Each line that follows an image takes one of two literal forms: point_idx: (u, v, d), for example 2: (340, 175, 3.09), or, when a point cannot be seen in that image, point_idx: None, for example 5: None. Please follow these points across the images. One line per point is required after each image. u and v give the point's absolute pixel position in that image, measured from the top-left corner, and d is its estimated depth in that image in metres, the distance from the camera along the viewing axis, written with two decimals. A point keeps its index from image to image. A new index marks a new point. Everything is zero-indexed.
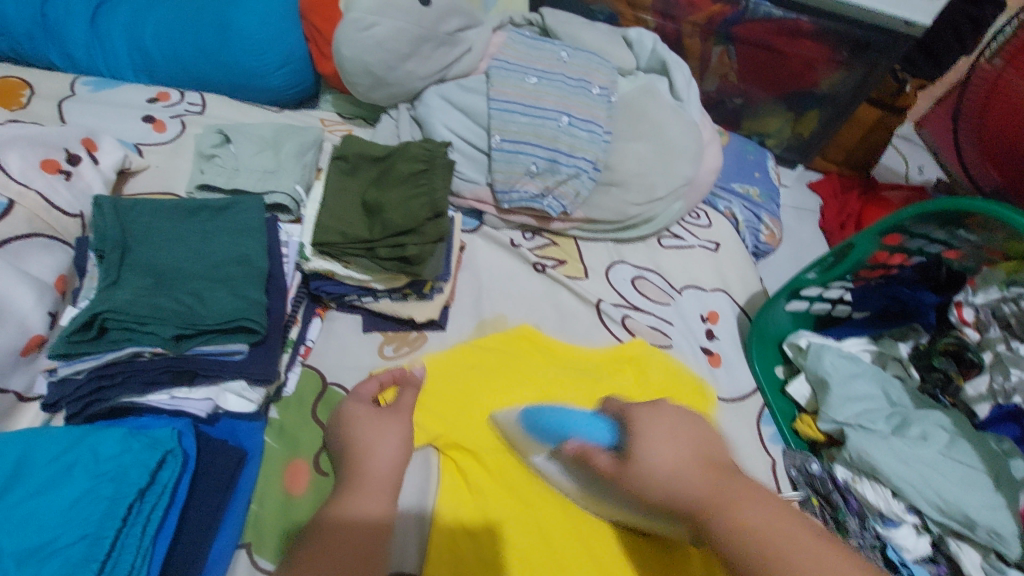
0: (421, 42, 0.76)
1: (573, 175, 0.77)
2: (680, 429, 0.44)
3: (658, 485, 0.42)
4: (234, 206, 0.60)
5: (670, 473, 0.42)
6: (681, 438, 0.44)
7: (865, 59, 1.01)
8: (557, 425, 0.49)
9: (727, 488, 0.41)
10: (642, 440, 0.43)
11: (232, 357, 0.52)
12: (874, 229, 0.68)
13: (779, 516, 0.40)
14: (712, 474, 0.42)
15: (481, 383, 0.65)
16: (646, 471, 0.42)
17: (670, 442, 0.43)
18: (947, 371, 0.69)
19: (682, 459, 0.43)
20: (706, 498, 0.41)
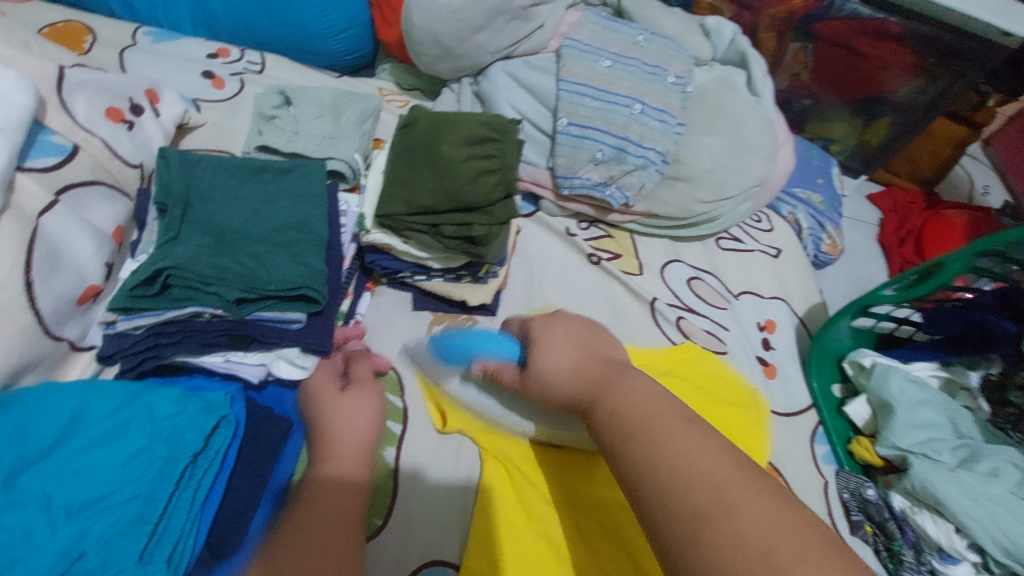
0: (495, 14, 0.73)
1: (640, 166, 0.73)
2: (576, 337, 0.45)
3: (548, 384, 0.43)
4: (296, 170, 0.59)
5: (558, 362, 0.44)
6: (580, 344, 0.45)
7: (951, 67, 0.93)
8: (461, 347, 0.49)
9: (621, 385, 0.40)
10: (540, 341, 0.45)
11: (290, 325, 0.51)
12: (971, 247, 0.65)
13: (680, 419, 0.36)
14: (597, 369, 0.42)
15: None
16: (540, 374, 0.44)
17: (563, 348, 0.44)
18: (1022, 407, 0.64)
19: (570, 360, 0.43)
20: (598, 383, 0.41)
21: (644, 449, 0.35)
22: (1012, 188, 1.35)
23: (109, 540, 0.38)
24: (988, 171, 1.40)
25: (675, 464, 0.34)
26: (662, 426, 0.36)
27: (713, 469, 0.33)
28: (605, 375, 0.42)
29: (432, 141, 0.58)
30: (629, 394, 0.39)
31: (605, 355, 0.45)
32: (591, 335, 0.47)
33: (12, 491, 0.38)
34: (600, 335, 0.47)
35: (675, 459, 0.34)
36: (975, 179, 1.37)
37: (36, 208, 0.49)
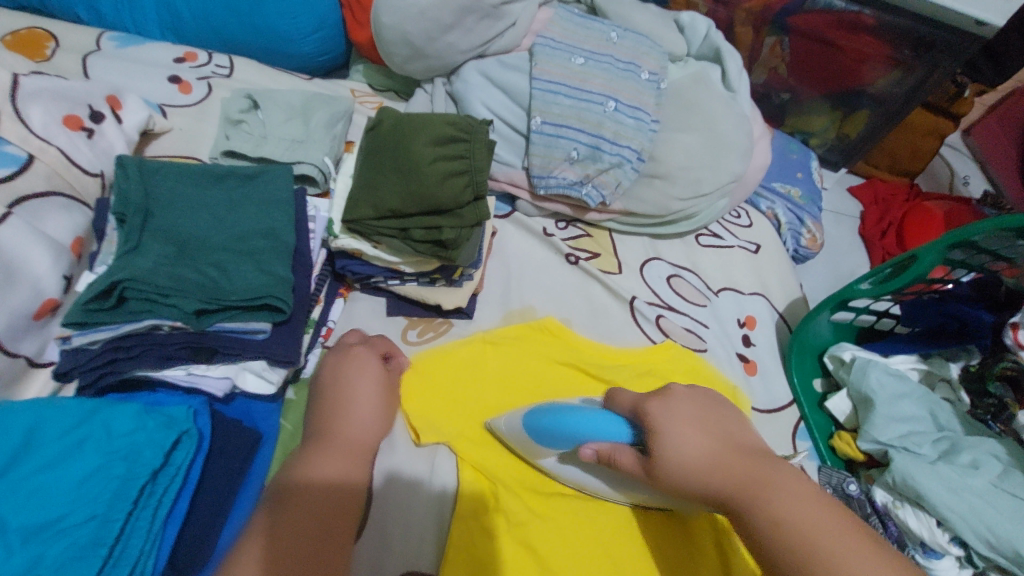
0: (465, 12, 0.72)
1: (615, 164, 0.72)
2: (706, 419, 0.46)
3: (687, 476, 0.44)
4: (262, 175, 0.57)
5: (698, 453, 0.44)
6: (705, 427, 0.46)
7: (927, 58, 0.93)
8: (559, 425, 0.47)
9: (760, 471, 0.44)
10: (664, 428, 0.45)
11: (254, 336, 0.49)
12: (941, 242, 0.63)
13: (825, 509, 0.42)
14: (746, 463, 0.44)
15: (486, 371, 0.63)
16: (673, 466, 0.43)
17: (696, 433, 0.45)
18: (1002, 398, 0.64)
19: (706, 449, 0.44)
20: (745, 481, 0.43)
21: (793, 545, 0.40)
22: (991, 178, 1.36)
23: (63, 565, 0.37)
24: (968, 161, 1.41)
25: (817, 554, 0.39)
26: (802, 518, 0.41)
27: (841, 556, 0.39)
28: (751, 467, 0.44)
29: (398, 145, 0.57)
30: (782, 491, 0.43)
31: (737, 438, 0.47)
32: (714, 409, 0.48)
33: None
34: (720, 410, 0.48)
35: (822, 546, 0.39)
36: (954, 169, 1.38)
37: None
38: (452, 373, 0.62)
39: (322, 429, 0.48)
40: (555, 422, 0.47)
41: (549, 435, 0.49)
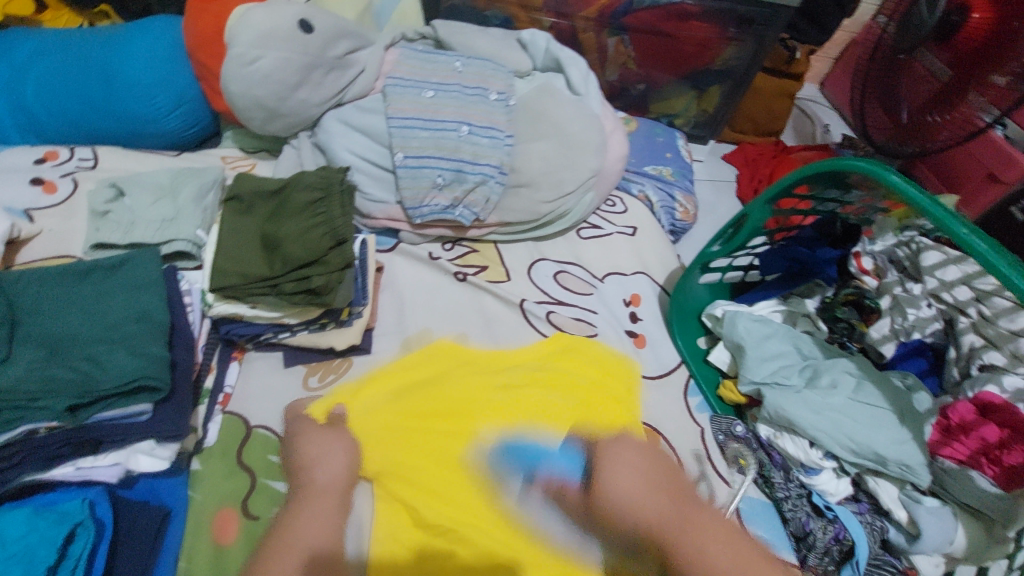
0: (310, 69, 0.76)
1: (480, 182, 0.78)
2: (635, 464, 0.48)
3: (618, 513, 0.45)
4: (128, 262, 0.59)
5: (622, 484, 0.46)
6: (640, 468, 0.47)
7: (752, 32, 1.06)
8: (531, 458, 0.62)
9: (688, 521, 0.43)
10: (604, 470, 0.48)
11: (138, 418, 0.51)
12: (765, 197, 0.69)
13: (735, 554, 0.41)
14: (675, 502, 0.44)
15: (422, 411, 0.65)
16: (609, 497, 0.46)
17: (628, 473, 0.47)
18: (850, 320, 0.77)
19: (636, 484, 0.46)
20: (643, 512, 0.44)
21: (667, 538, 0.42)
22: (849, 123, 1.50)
23: None
24: (828, 111, 1.55)
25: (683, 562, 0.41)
26: (687, 546, 0.41)
27: (707, 552, 0.40)
28: (663, 492, 0.45)
29: (268, 214, 0.61)
30: (709, 554, 0.40)
31: (679, 490, 0.46)
32: (654, 464, 0.48)
33: None
34: (669, 468, 0.49)
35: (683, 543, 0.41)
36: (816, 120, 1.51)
37: None
38: (383, 415, 0.64)
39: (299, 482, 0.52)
40: (531, 453, 0.62)
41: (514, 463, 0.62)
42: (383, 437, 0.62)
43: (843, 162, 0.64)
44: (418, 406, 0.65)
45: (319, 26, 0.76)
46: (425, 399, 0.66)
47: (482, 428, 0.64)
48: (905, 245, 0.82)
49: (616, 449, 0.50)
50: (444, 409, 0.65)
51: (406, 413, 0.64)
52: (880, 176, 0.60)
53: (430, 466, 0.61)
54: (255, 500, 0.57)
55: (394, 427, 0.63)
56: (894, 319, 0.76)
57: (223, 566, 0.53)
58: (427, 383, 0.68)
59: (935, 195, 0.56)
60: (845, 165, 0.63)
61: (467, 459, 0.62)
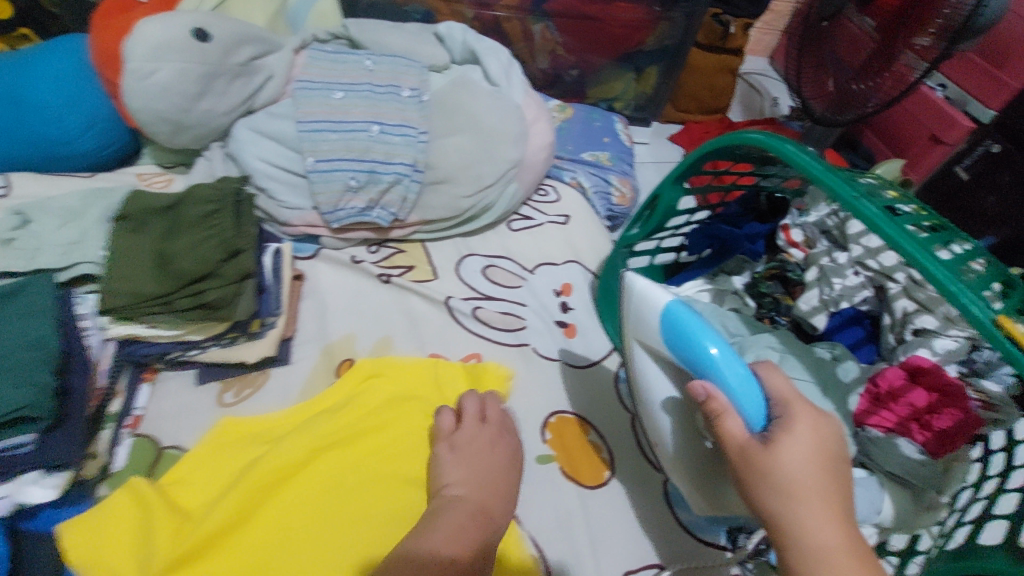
0: (211, 78, 0.74)
1: (395, 181, 0.77)
2: (821, 446, 0.43)
3: (782, 476, 0.42)
4: (17, 290, 0.57)
5: (794, 463, 0.43)
6: (814, 451, 0.43)
7: (681, 8, 1.04)
8: (700, 361, 0.49)
9: (821, 500, 0.41)
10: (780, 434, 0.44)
11: (22, 449, 0.50)
12: (671, 178, 0.69)
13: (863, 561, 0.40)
14: (828, 480, 0.42)
15: (218, 471, 0.59)
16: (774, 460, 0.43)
17: (811, 452, 0.43)
18: (775, 294, 0.78)
19: (809, 462, 0.42)
20: (809, 481, 0.42)
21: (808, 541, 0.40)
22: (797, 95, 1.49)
23: None
24: (776, 84, 1.53)
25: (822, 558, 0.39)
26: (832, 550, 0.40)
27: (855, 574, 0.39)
28: (831, 491, 0.42)
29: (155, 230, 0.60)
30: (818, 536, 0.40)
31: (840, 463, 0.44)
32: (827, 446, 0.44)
33: None
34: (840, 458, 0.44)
35: (834, 565, 0.39)
36: (765, 94, 1.50)
37: None
38: (186, 479, 0.58)
39: None
40: (692, 330, 0.50)
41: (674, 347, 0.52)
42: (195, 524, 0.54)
43: (736, 137, 0.63)
44: (221, 468, 0.59)
45: (217, 33, 0.74)
46: (221, 457, 0.60)
47: (293, 479, 0.58)
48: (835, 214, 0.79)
49: (807, 419, 0.45)
50: (265, 469, 0.58)
51: (210, 474, 0.59)
52: (776, 148, 0.60)
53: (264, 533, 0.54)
54: None
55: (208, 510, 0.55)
56: (820, 290, 0.75)
57: None
58: (236, 452, 0.60)
59: (830, 166, 0.56)
60: (739, 140, 0.62)
61: (299, 521, 0.55)
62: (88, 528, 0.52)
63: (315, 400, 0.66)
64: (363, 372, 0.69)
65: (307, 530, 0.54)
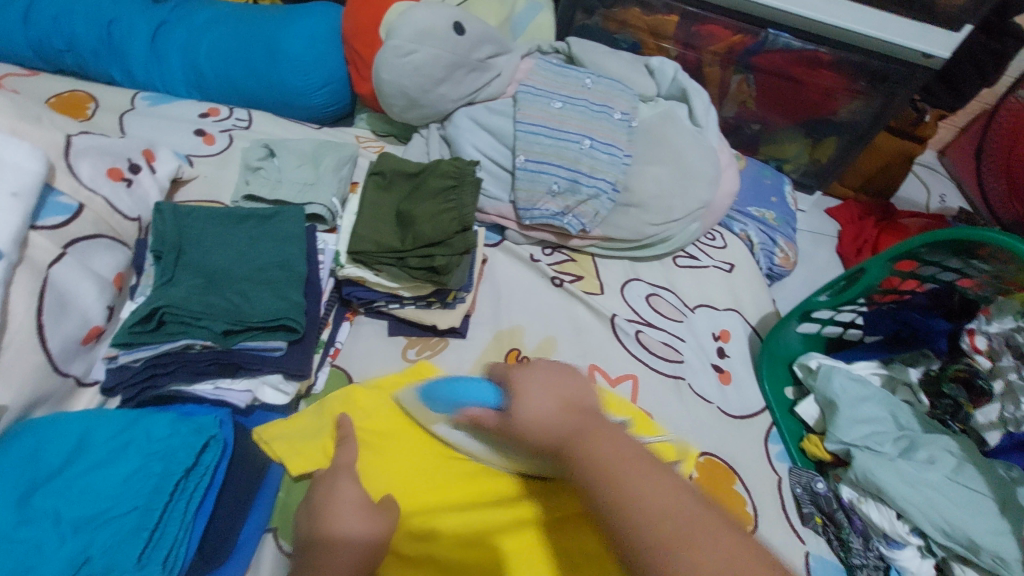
0: (455, 67, 0.82)
1: (593, 196, 0.80)
2: (549, 383, 0.47)
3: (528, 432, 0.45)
4: (278, 215, 0.65)
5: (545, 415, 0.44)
6: (549, 388, 0.47)
7: (884, 89, 1.03)
8: (449, 395, 0.56)
9: (585, 427, 0.42)
10: (518, 391, 0.47)
11: (272, 353, 0.57)
12: (886, 256, 0.70)
13: (667, 490, 0.35)
14: (573, 415, 0.44)
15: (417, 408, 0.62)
16: (522, 423, 0.45)
17: (537, 395, 0.46)
18: (957, 398, 0.72)
19: (551, 407, 0.45)
20: (568, 432, 0.42)
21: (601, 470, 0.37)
22: (967, 196, 1.41)
23: (112, 544, 0.44)
24: (944, 180, 1.46)
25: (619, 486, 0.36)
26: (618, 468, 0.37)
27: (654, 501, 0.34)
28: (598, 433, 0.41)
29: (410, 191, 0.67)
30: (591, 452, 0.39)
31: (577, 400, 0.46)
32: (562, 377, 0.48)
33: (29, 507, 0.44)
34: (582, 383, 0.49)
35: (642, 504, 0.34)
36: (931, 189, 1.42)
37: (47, 260, 0.56)
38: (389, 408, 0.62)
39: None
40: (456, 388, 0.56)
41: (441, 405, 0.57)
42: (393, 441, 0.59)
43: (977, 234, 0.63)
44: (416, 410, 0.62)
45: (470, 29, 0.82)
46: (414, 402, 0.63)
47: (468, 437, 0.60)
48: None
49: (521, 372, 0.49)
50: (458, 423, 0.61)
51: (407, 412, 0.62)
52: (1014, 249, 0.60)
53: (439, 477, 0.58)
54: None
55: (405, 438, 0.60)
56: (1005, 406, 0.67)
57: None
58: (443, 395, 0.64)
59: None
60: (981, 237, 0.63)
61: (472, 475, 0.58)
62: (280, 427, 0.58)
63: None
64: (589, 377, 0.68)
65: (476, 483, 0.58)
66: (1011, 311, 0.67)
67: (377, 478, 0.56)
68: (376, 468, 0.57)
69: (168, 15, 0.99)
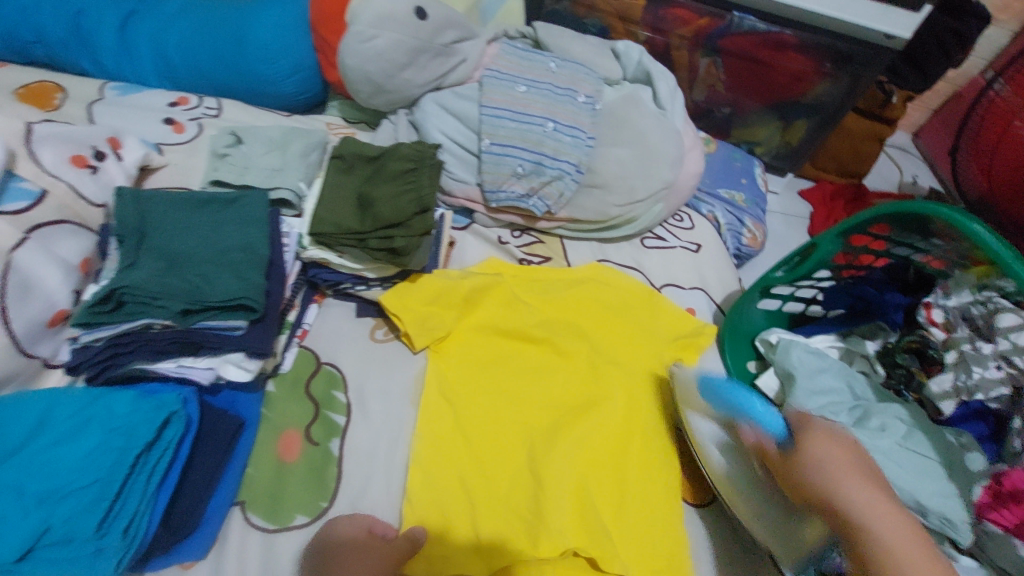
0: (418, 52, 0.82)
1: (557, 177, 0.82)
2: (839, 437, 0.56)
3: (812, 470, 0.53)
4: (242, 200, 0.65)
5: (831, 461, 0.53)
6: (843, 445, 0.55)
7: (849, 70, 1.05)
8: (739, 403, 0.64)
9: (867, 488, 0.51)
10: (813, 439, 0.55)
11: (233, 332, 0.58)
12: (838, 230, 0.72)
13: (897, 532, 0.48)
14: (862, 478, 0.52)
15: (476, 338, 0.74)
16: (810, 460, 0.54)
17: (830, 447, 0.54)
18: (910, 368, 0.74)
19: (847, 459, 0.53)
20: (836, 478, 0.52)
21: (882, 547, 0.47)
22: (939, 176, 1.43)
23: (73, 517, 0.46)
24: (916, 161, 1.47)
25: (885, 547, 0.47)
26: (886, 531, 0.48)
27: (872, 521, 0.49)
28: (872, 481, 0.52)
29: (371, 174, 0.68)
30: (883, 516, 0.49)
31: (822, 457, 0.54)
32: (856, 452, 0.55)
33: None
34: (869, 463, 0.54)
35: (903, 546, 0.47)
36: (902, 170, 1.44)
37: (9, 245, 0.57)
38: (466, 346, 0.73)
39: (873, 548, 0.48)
40: (738, 391, 0.65)
41: (719, 403, 0.66)
42: (456, 380, 0.71)
43: (922, 205, 0.65)
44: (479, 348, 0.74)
45: (432, 14, 0.82)
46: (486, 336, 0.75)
47: (513, 375, 0.72)
48: (982, 302, 0.69)
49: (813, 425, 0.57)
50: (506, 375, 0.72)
51: (473, 352, 0.73)
52: (953, 219, 0.64)
53: (481, 419, 0.68)
54: (316, 427, 0.63)
55: (461, 378, 0.71)
56: (957, 375, 0.70)
57: (284, 478, 0.59)
58: (505, 354, 0.74)
59: (1016, 251, 0.59)
60: (926, 209, 0.65)
61: (510, 412, 0.69)
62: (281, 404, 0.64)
63: (584, 314, 0.79)
64: (625, 296, 0.83)
65: (511, 422, 0.69)
66: (970, 283, 0.69)
67: (429, 427, 0.66)
68: (434, 415, 0.67)
69: (135, 5, 0.99)
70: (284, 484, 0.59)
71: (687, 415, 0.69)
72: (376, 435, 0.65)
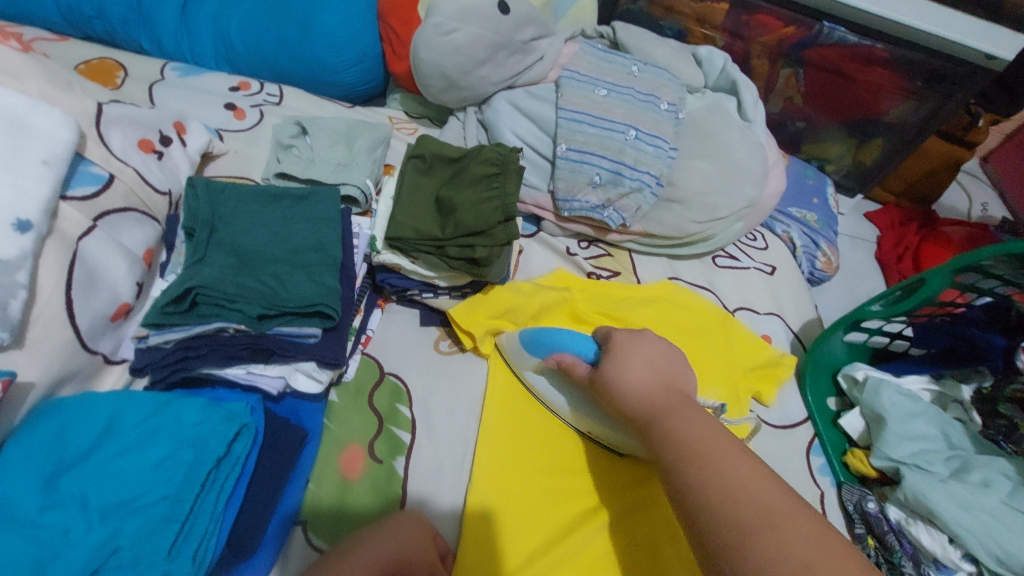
0: (497, 48, 0.78)
1: (636, 189, 0.77)
2: (652, 361, 0.54)
3: (618, 393, 0.52)
4: (313, 195, 0.62)
5: (634, 384, 0.51)
6: (651, 367, 0.53)
7: (939, 90, 0.98)
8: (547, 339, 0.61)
9: (678, 407, 0.48)
10: (618, 359, 0.54)
11: (307, 340, 0.54)
12: (949, 266, 0.67)
13: (742, 459, 0.43)
14: (674, 398, 0.50)
15: None
16: (610, 382, 0.53)
17: (640, 367, 0.53)
18: (1013, 418, 0.67)
19: (645, 382, 0.51)
20: (656, 409, 0.49)
21: (693, 479, 0.42)
22: (1011, 206, 1.35)
23: (141, 534, 0.43)
24: (987, 188, 1.39)
25: (727, 497, 0.39)
26: (729, 464, 0.42)
27: (724, 461, 0.42)
28: (675, 401, 0.49)
29: (451, 178, 0.65)
30: (687, 427, 0.46)
31: (679, 384, 0.53)
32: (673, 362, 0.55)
33: (58, 491, 0.42)
34: (680, 373, 0.54)
35: (719, 476, 0.41)
36: (973, 196, 1.37)
37: (77, 233, 0.53)
38: (532, 365, 0.69)
39: (683, 463, 0.43)
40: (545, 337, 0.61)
41: (535, 351, 0.63)
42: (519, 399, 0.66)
43: None
44: None
45: (515, 9, 0.78)
46: None
47: None
48: None
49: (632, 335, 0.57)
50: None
51: None
52: None
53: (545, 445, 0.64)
54: (380, 443, 0.60)
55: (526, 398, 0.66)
56: None
57: (347, 497, 0.56)
58: None
59: None
60: None
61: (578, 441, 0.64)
62: (346, 415, 0.61)
63: (670, 332, 0.74)
64: (707, 316, 0.78)
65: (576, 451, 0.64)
66: None
67: (488, 451, 0.61)
68: (497, 440, 0.62)
69: None
70: (346, 503, 0.55)
71: (522, 372, 0.66)
72: (441, 454, 0.61)
